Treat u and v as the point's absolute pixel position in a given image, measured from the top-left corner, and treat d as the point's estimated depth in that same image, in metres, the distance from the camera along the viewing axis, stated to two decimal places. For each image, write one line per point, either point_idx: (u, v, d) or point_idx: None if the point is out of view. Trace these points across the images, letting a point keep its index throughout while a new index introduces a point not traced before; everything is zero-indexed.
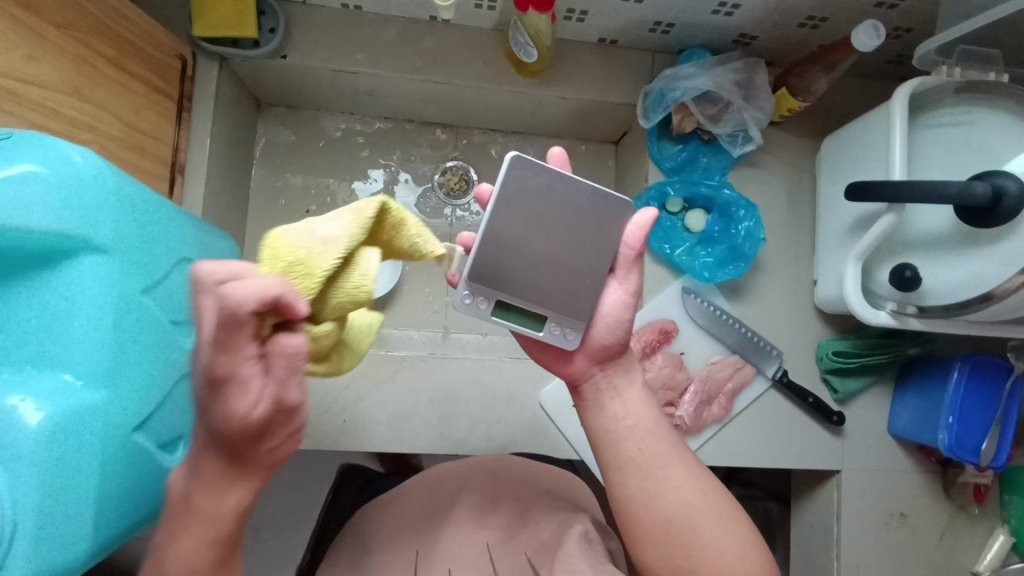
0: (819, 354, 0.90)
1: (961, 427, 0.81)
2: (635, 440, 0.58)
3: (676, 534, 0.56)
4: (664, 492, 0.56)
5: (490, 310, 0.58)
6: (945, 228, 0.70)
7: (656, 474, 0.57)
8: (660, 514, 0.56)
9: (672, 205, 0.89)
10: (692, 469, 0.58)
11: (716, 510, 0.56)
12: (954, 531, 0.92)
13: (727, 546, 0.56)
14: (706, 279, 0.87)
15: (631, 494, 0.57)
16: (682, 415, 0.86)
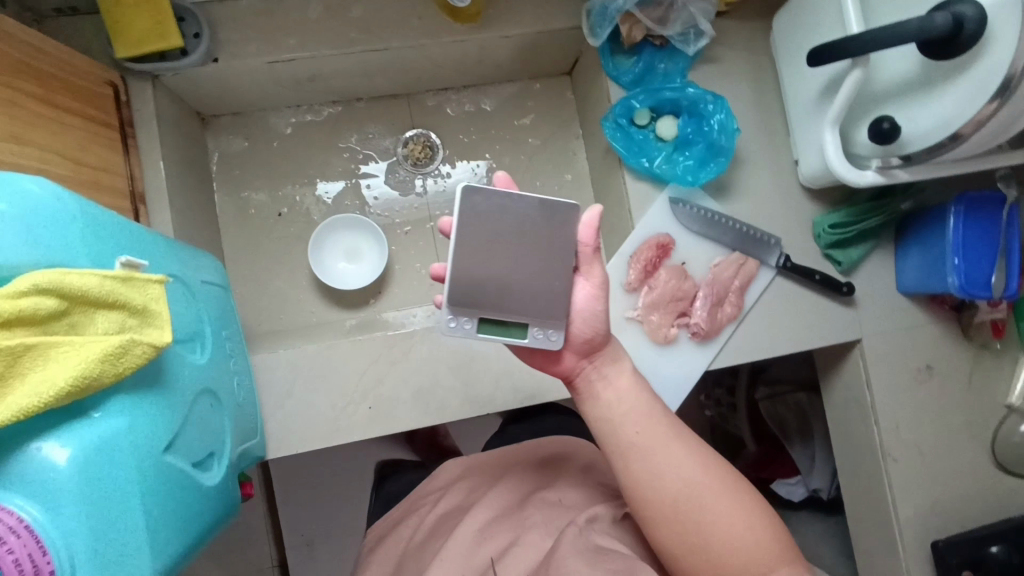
0: (816, 232, 0.90)
1: (968, 266, 0.82)
2: (633, 421, 0.61)
3: (684, 510, 0.58)
4: (666, 472, 0.59)
5: (474, 328, 0.61)
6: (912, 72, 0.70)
7: (656, 456, 0.60)
8: (665, 494, 0.59)
9: (640, 118, 0.88)
10: (692, 447, 0.61)
11: (718, 484, 0.59)
12: (980, 369, 0.94)
13: (734, 518, 0.58)
14: (691, 182, 0.86)
15: (635, 475, 0.60)
16: (698, 322, 0.87)
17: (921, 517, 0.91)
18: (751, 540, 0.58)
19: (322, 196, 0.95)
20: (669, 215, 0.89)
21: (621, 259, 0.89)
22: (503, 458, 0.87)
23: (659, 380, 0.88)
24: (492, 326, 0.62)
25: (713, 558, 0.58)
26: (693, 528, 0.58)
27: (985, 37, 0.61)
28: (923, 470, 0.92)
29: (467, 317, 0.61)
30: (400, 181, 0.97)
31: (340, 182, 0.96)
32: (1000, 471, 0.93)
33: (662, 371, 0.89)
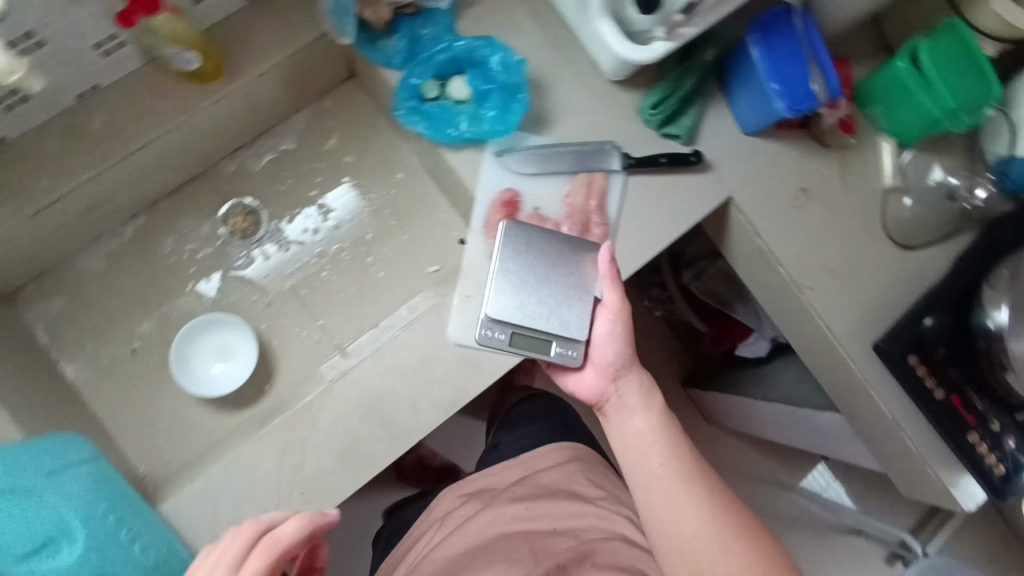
0: (644, 118, 0.89)
1: (786, 88, 0.82)
2: (664, 465, 0.74)
3: (696, 557, 0.69)
4: (684, 512, 0.71)
5: (506, 341, 0.78)
6: None
7: (676, 494, 0.72)
8: (685, 545, 0.70)
9: (429, 91, 0.83)
10: (715, 511, 0.70)
11: (733, 535, 0.69)
12: (848, 169, 0.96)
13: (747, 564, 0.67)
14: (504, 131, 0.83)
15: (655, 505, 0.73)
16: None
17: (857, 328, 0.93)
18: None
19: (206, 292, 0.91)
20: (502, 168, 0.86)
21: (477, 232, 0.85)
22: (505, 479, 1.01)
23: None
24: (522, 342, 0.79)
25: None
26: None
27: None
28: (839, 285, 0.93)
29: (501, 330, 0.79)
30: (252, 253, 0.92)
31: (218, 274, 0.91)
32: (904, 249, 0.95)
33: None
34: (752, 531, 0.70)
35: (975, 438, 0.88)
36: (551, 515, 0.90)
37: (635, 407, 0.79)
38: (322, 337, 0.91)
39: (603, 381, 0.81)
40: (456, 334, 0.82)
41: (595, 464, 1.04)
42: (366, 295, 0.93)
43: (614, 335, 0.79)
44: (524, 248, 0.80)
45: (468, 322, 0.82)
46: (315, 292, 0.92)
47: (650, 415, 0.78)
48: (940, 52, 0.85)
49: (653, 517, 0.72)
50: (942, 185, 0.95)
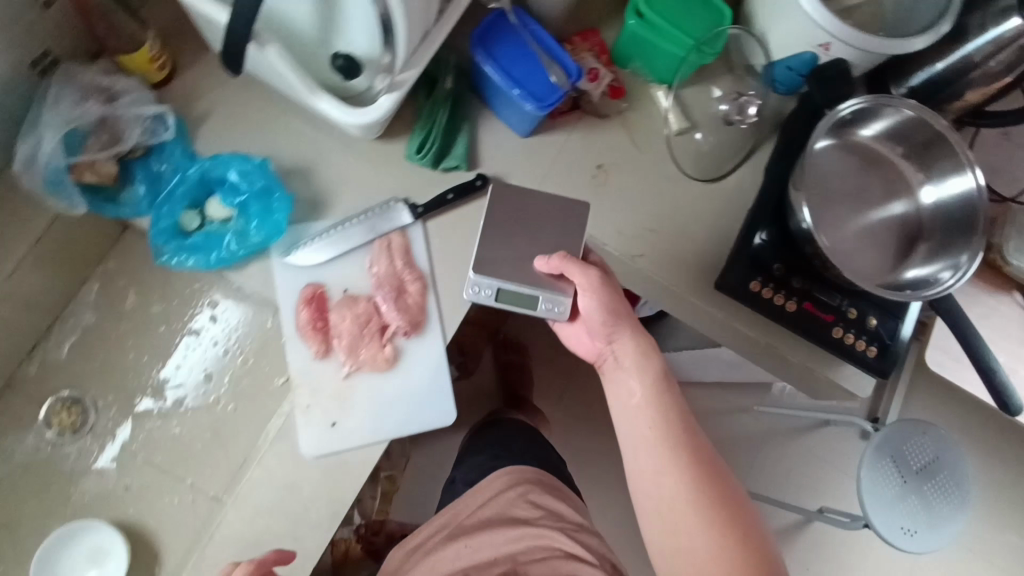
0: (417, 161, 0.87)
1: (530, 87, 0.81)
2: (654, 427, 0.73)
3: (675, 524, 0.69)
4: (661, 484, 0.71)
5: (489, 296, 0.81)
6: (310, 11, 0.68)
7: (655, 467, 0.71)
8: (664, 512, 0.70)
9: (189, 223, 0.81)
10: (696, 481, 0.70)
11: (711, 509, 0.68)
12: (632, 130, 0.97)
13: (716, 535, 0.67)
14: (277, 233, 0.81)
15: (637, 470, 0.73)
16: (398, 323, 0.83)
17: (698, 273, 0.94)
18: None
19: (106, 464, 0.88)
20: (293, 266, 0.83)
21: (292, 339, 0.82)
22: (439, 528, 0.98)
23: (417, 394, 0.83)
24: (508, 296, 0.82)
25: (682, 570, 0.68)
26: (684, 553, 0.68)
27: None
28: (665, 239, 0.94)
29: (488, 287, 0.81)
30: (100, 442, 0.88)
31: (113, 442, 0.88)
32: (713, 182, 0.97)
33: (413, 386, 0.83)
34: (735, 510, 0.69)
35: (839, 332, 0.90)
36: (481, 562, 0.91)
37: (635, 366, 0.77)
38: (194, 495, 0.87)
39: (592, 339, 0.82)
40: (309, 445, 0.80)
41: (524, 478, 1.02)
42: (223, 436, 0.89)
43: (596, 302, 0.78)
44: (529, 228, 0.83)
45: (318, 429, 0.80)
46: (170, 453, 0.89)
47: (647, 374, 0.76)
48: None
49: (635, 483, 0.73)
50: (716, 111, 0.98)
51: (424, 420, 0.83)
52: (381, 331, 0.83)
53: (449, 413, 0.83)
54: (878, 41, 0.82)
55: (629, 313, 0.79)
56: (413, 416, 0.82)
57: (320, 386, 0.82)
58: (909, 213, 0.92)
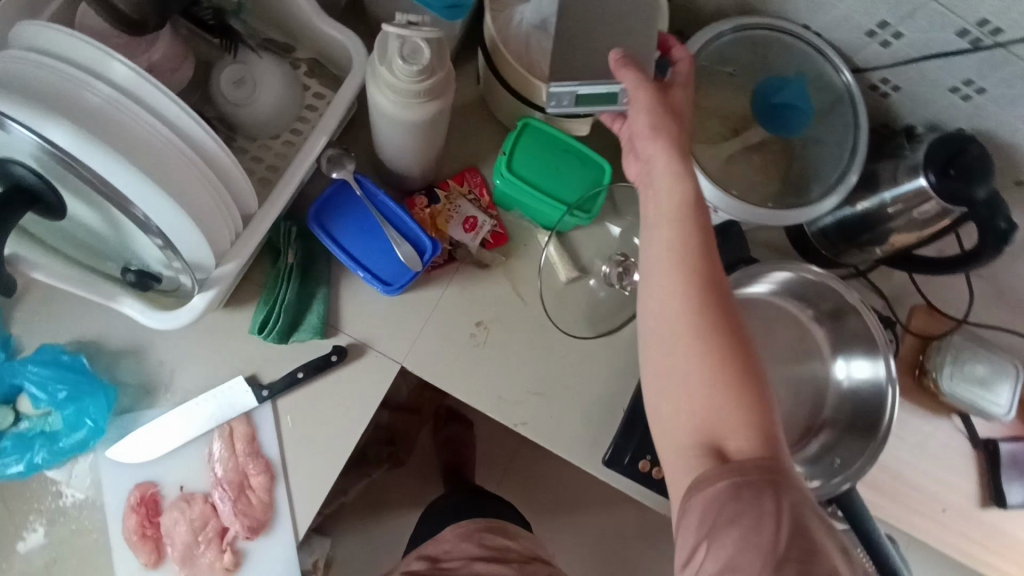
0: (261, 334, 0.78)
1: (376, 267, 0.74)
2: (669, 251, 0.58)
3: (673, 343, 0.56)
4: (672, 307, 0.57)
5: (571, 104, 0.66)
6: (86, 230, 0.62)
7: (673, 281, 0.57)
8: (664, 326, 0.57)
9: (2, 421, 0.73)
10: (712, 321, 0.55)
11: (726, 354, 0.55)
12: (520, 278, 0.87)
13: (717, 392, 0.54)
14: (96, 432, 0.75)
15: (651, 288, 0.58)
16: (237, 526, 0.75)
17: (592, 441, 0.85)
18: (725, 420, 0.54)
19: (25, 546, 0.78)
20: (122, 466, 0.76)
21: (122, 546, 0.76)
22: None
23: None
24: (590, 101, 0.66)
25: (682, 412, 0.56)
26: (676, 379, 0.56)
27: (60, 185, 0.55)
28: (556, 402, 0.85)
29: (566, 97, 0.65)
30: None
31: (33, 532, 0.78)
32: (610, 336, 0.87)
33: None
34: (747, 350, 0.56)
35: None
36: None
37: (661, 192, 0.60)
38: None
39: (635, 148, 0.65)
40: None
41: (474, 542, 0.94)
42: None
43: (644, 116, 0.61)
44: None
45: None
46: None
47: (674, 195, 0.59)
48: (523, 152, 0.76)
49: (653, 258, 0.59)
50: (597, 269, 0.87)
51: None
52: (219, 535, 0.76)
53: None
54: (766, 212, 0.74)
55: (681, 132, 0.62)
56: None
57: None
58: (817, 383, 0.83)
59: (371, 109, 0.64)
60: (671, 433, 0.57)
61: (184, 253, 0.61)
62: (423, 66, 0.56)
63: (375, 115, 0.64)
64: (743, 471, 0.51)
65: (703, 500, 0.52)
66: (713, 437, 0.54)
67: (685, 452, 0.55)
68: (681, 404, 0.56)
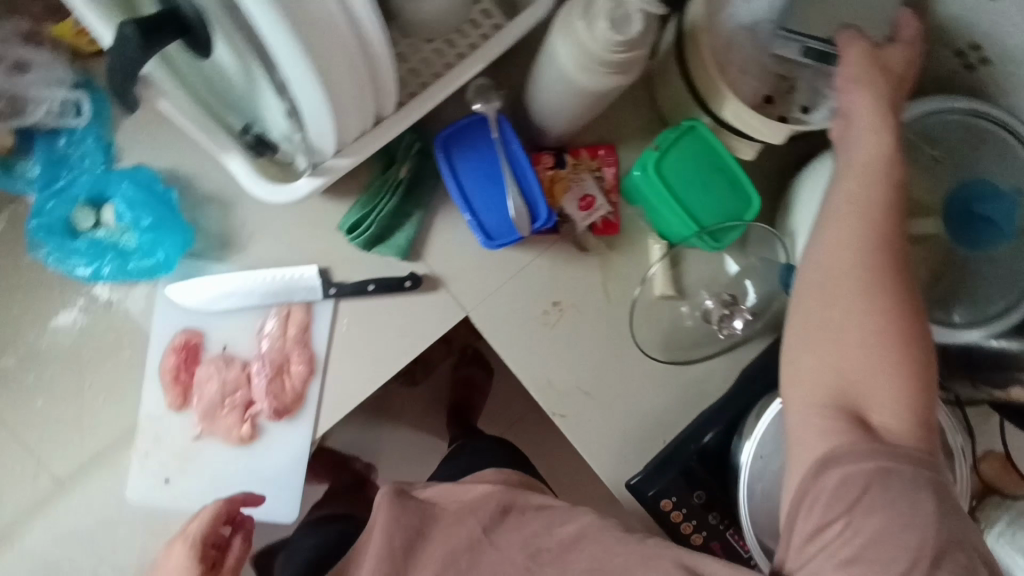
0: (347, 235, 0.76)
1: (485, 214, 0.69)
2: (855, 204, 0.57)
3: (838, 299, 0.56)
4: (843, 266, 0.56)
5: (794, 51, 0.65)
6: (219, 76, 0.57)
7: (850, 242, 0.56)
8: (833, 283, 0.56)
9: (82, 221, 0.73)
10: (886, 287, 0.55)
11: (894, 321, 0.54)
12: (614, 274, 0.83)
13: (875, 360, 0.54)
14: (165, 266, 0.74)
15: (824, 246, 0.57)
16: (264, 404, 0.76)
17: (619, 456, 0.83)
18: (879, 387, 0.54)
19: (65, 327, 0.87)
20: (175, 306, 0.76)
21: (152, 380, 0.77)
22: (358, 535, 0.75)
23: (266, 480, 0.77)
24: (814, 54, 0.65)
25: (827, 372, 0.55)
26: (831, 338, 0.56)
27: (215, 25, 0.51)
28: (601, 406, 0.83)
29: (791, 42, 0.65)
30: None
31: (73, 312, 0.87)
32: (678, 365, 0.83)
33: (262, 471, 0.77)
34: (919, 320, 0.55)
35: None
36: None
37: (858, 147, 0.59)
38: (38, 471, 0.87)
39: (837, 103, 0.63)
40: (136, 493, 0.76)
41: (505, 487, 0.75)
42: (82, 423, 0.87)
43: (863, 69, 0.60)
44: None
45: (151, 480, 0.77)
46: (25, 419, 0.87)
47: (874, 148, 0.58)
48: (677, 155, 0.70)
49: (831, 213, 0.58)
50: (700, 301, 0.83)
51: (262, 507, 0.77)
52: (243, 407, 0.77)
53: (289, 514, 0.77)
54: None
55: (896, 94, 0.60)
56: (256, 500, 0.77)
57: (166, 438, 0.77)
58: None
59: (545, 56, 0.58)
60: (805, 391, 0.56)
61: (308, 122, 0.56)
62: (629, 38, 0.50)
63: (547, 64, 0.58)
64: (889, 450, 0.52)
65: (838, 475, 0.52)
66: (858, 407, 0.54)
67: (818, 416, 0.54)
68: (827, 362, 0.55)
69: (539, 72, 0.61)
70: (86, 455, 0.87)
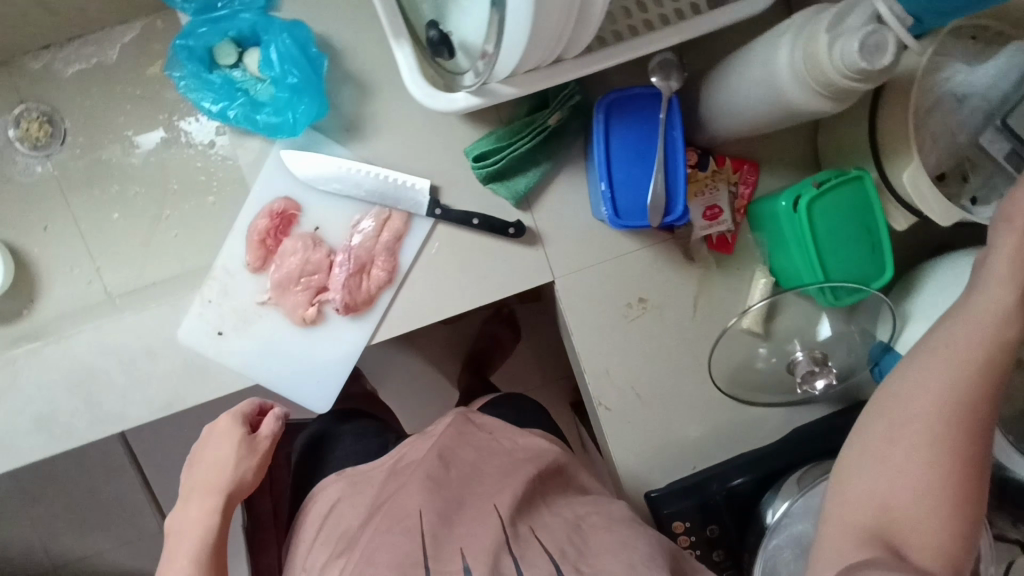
0: (471, 162, 0.74)
1: (621, 190, 0.67)
2: (958, 337, 0.49)
3: (907, 426, 0.48)
4: (924, 394, 0.48)
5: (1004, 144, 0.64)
6: None
7: (940, 372, 0.48)
8: (906, 407, 0.49)
9: (224, 57, 0.72)
10: (963, 430, 0.47)
11: (960, 470, 0.46)
12: (709, 292, 0.81)
13: (929, 502, 0.46)
14: (288, 132, 0.71)
15: (912, 370, 0.50)
16: (337, 296, 0.76)
17: (647, 465, 0.83)
18: (925, 535, 0.46)
19: (141, 147, 0.87)
20: (286, 172, 0.75)
21: (239, 235, 0.77)
22: (406, 452, 0.77)
23: (313, 366, 0.78)
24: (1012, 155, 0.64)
25: (876, 499, 0.48)
26: (889, 463, 0.48)
27: None
28: (646, 413, 0.82)
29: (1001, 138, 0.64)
30: (71, 179, 0.86)
31: (153, 134, 0.87)
32: (737, 401, 0.82)
33: (311, 358, 0.78)
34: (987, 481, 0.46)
35: None
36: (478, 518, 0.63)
37: (986, 286, 0.50)
38: (93, 279, 0.87)
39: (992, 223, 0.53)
40: (186, 336, 0.76)
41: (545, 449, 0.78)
42: (150, 249, 0.87)
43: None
44: None
45: (206, 328, 0.77)
46: (96, 225, 0.87)
47: (1006, 290, 0.49)
48: (831, 200, 0.66)
49: (932, 338, 0.51)
50: (790, 348, 0.78)
51: (299, 390, 0.79)
52: (314, 291, 0.77)
53: (323, 406, 0.79)
54: None
55: None
56: (297, 381, 0.78)
57: (234, 293, 0.78)
58: None
59: (761, 51, 0.55)
60: (843, 494, 0.49)
61: (502, 46, 0.52)
62: (871, 69, 0.46)
63: (763, 59, 0.55)
64: None
65: None
66: (896, 537, 0.46)
67: (849, 537, 0.47)
68: (876, 487, 0.48)
69: (743, 65, 0.58)
70: (142, 279, 0.87)
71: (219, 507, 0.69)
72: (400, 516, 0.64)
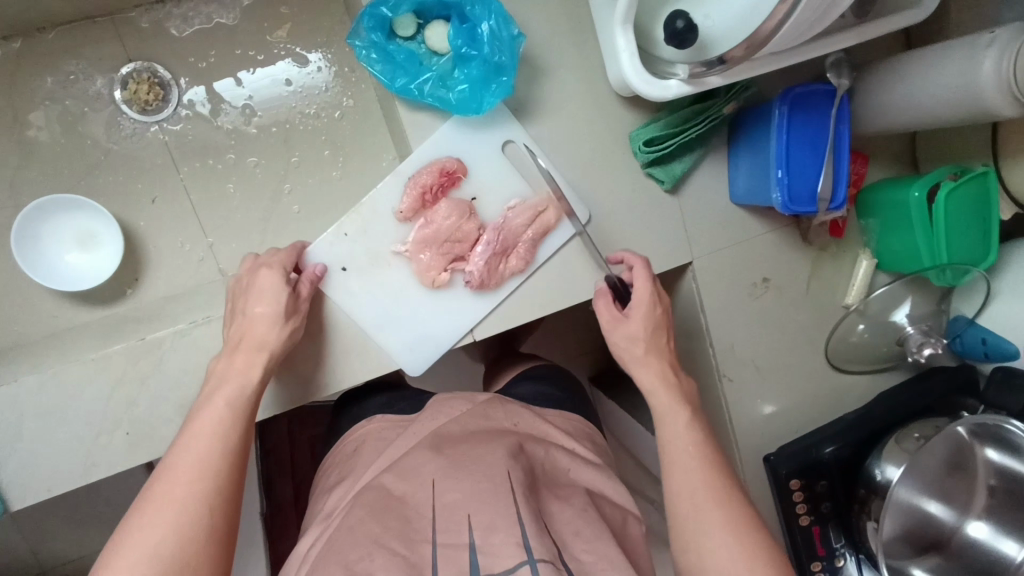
0: (633, 148, 0.78)
1: (795, 179, 0.73)
2: (678, 448, 0.66)
3: (700, 518, 0.61)
4: (699, 491, 0.62)
5: None
6: None
7: (690, 468, 0.64)
8: (687, 506, 0.62)
9: (403, 28, 0.70)
10: (724, 492, 0.62)
11: (738, 516, 0.60)
12: (821, 273, 0.90)
13: (734, 551, 0.58)
14: (474, 111, 0.69)
15: (672, 475, 0.64)
16: (472, 271, 0.75)
17: (758, 431, 0.91)
18: None
19: (194, 105, 0.82)
20: (463, 135, 0.75)
21: (399, 180, 0.75)
22: (433, 403, 0.74)
23: (427, 335, 0.78)
24: None
25: None
26: (704, 549, 0.59)
27: None
28: (756, 383, 0.90)
29: None
30: (182, 145, 0.82)
31: (192, 93, 0.82)
32: (835, 371, 0.92)
33: (435, 325, 0.78)
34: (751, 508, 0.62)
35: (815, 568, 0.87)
36: (483, 476, 0.61)
37: (663, 412, 0.68)
38: (205, 256, 0.82)
39: (613, 333, 0.72)
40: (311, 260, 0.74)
41: (575, 429, 0.78)
42: (270, 227, 0.83)
43: (647, 318, 0.71)
44: (949, 71, 0.64)
45: (333, 258, 0.74)
46: (209, 199, 0.83)
47: (654, 384, 0.69)
48: (954, 203, 0.76)
49: (670, 456, 0.66)
50: (902, 325, 0.85)
51: (410, 355, 0.78)
52: (454, 258, 0.76)
53: (418, 368, 0.78)
54: None
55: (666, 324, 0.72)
56: (411, 346, 0.77)
57: (373, 233, 0.75)
58: None
59: (956, 55, 0.64)
60: None
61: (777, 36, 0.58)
62: None
63: (952, 60, 0.64)
64: None
65: None
66: None
67: None
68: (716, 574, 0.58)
69: (935, 66, 0.65)
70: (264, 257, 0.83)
71: (241, 415, 0.61)
72: (410, 492, 0.62)
